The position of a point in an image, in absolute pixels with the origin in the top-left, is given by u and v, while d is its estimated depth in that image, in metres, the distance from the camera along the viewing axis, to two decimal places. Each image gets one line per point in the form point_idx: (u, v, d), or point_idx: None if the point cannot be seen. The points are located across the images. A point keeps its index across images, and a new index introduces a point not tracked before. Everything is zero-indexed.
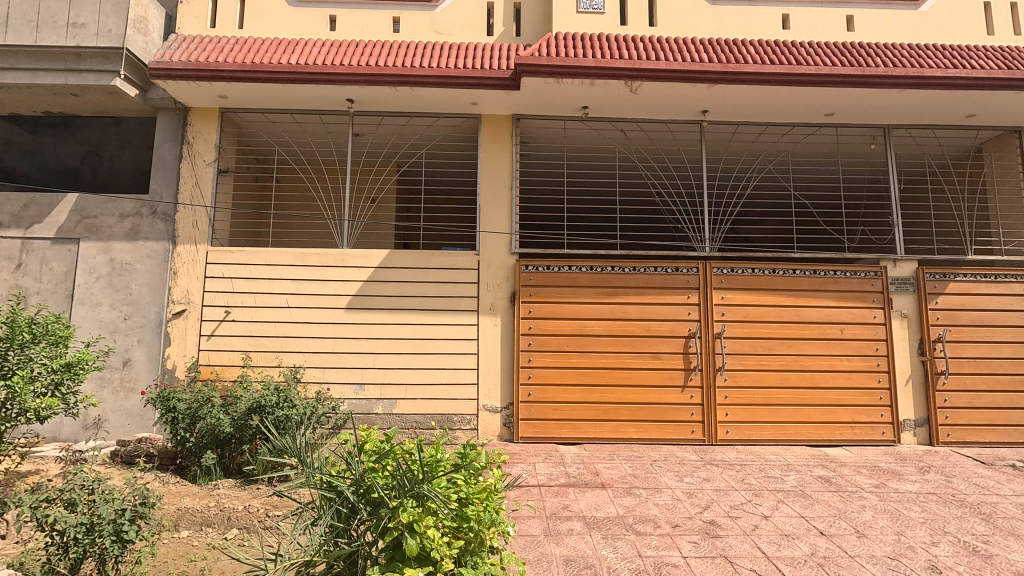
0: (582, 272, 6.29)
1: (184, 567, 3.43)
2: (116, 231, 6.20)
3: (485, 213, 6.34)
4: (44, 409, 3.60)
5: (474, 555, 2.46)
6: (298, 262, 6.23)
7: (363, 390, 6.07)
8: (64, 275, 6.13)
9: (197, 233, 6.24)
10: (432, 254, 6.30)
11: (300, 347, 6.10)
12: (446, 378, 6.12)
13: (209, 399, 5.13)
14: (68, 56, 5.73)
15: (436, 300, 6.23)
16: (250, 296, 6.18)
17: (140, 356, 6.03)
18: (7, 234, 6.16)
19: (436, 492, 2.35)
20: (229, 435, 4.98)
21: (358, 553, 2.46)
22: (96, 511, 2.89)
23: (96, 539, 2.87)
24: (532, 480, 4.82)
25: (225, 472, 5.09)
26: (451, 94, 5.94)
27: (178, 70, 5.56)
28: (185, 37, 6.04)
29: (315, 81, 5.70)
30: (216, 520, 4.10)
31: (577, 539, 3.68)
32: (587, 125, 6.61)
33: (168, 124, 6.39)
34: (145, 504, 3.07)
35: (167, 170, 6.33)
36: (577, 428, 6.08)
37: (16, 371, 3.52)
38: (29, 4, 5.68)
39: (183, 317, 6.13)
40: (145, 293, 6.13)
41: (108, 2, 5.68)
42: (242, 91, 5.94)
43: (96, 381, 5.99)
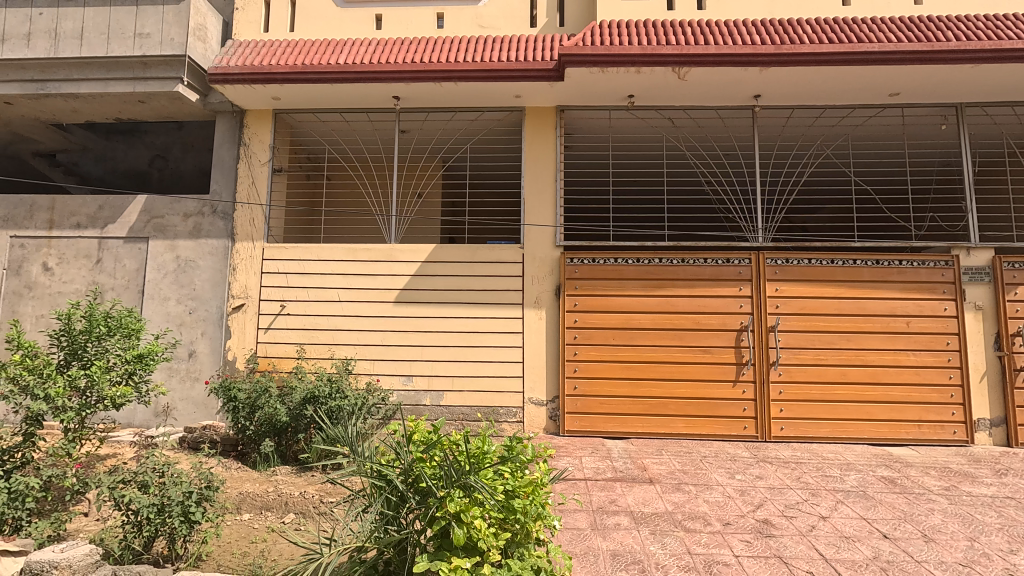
0: (628, 264, 6.19)
1: (246, 548, 3.60)
2: (180, 230, 6.55)
3: (530, 206, 6.32)
4: (118, 397, 3.84)
5: (521, 547, 2.49)
6: (349, 257, 6.41)
7: (411, 381, 6.20)
8: (135, 271, 6.54)
9: (254, 230, 6.51)
10: (477, 248, 6.34)
11: (352, 340, 6.29)
12: (492, 371, 6.16)
13: (266, 389, 5.36)
14: (135, 65, 6.08)
15: (482, 293, 6.27)
16: (304, 291, 6.41)
17: (203, 348, 6.37)
18: (85, 233, 6.62)
19: (482, 483, 2.38)
20: (286, 424, 5.22)
21: (407, 541, 2.52)
22: (166, 493, 3.07)
23: (166, 518, 3.06)
24: (579, 474, 4.80)
25: (282, 459, 5.32)
26: (495, 88, 5.95)
27: (235, 75, 5.81)
28: (241, 43, 6.32)
29: (363, 80, 5.82)
30: (274, 505, 4.29)
31: (625, 534, 3.65)
32: (632, 114, 6.48)
33: (226, 126, 6.69)
34: (210, 488, 3.25)
35: (226, 170, 6.63)
36: (623, 422, 6.00)
37: (95, 361, 3.78)
38: (101, 18, 6.06)
39: (242, 311, 6.41)
40: (207, 288, 6.45)
41: (171, 12, 6.00)
42: (293, 93, 6.15)
43: (164, 372, 6.36)
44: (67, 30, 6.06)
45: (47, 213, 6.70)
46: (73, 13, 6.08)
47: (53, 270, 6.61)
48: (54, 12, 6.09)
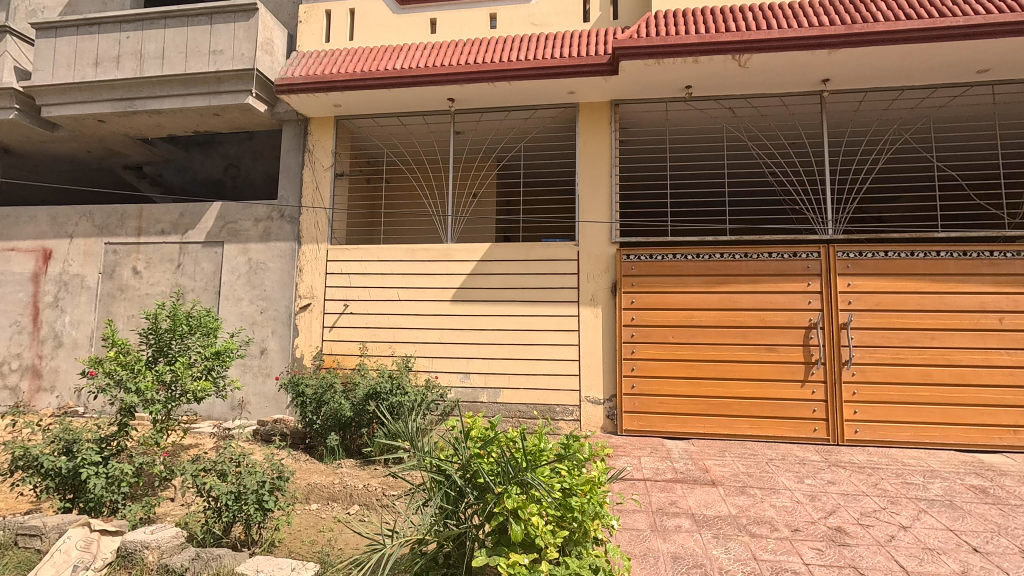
0: (687, 260, 6.03)
1: (314, 537, 3.76)
2: (252, 234, 6.94)
3: (585, 203, 6.27)
4: (199, 391, 4.12)
5: (579, 546, 2.48)
6: (408, 257, 6.59)
7: (469, 378, 6.29)
8: (212, 274, 6.99)
9: (319, 233, 6.80)
10: (532, 246, 6.35)
11: (411, 338, 6.47)
12: (549, 369, 6.16)
13: (332, 385, 5.61)
14: (210, 81, 6.47)
15: (538, 292, 6.27)
16: (365, 291, 6.64)
17: (274, 346, 6.71)
18: (168, 239, 7.14)
19: (539, 480, 2.39)
20: (350, 418, 5.43)
21: (466, 535, 2.56)
22: (242, 481, 3.27)
23: (243, 505, 3.25)
24: (637, 474, 4.72)
25: (347, 452, 5.53)
26: (549, 85, 5.94)
27: (299, 84, 6.12)
28: (305, 54, 6.63)
29: (418, 84, 5.96)
30: (340, 496, 4.48)
31: (686, 536, 3.56)
32: (690, 106, 6.30)
33: (292, 134, 7.02)
34: (281, 478, 3.44)
35: (292, 176, 6.96)
36: (684, 422, 5.85)
37: (178, 358, 4.07)
38: (179, 38, 6.52)
39: (309, 310, 6.71)
40: (277, 289, 6.80)
41: (241, 29, 6.37)
42: (353, 100, 6.38)
43: (239, 368, 6.76)
44: (150, 51, 6.55)
45: (136, 221, 7.26)
46: (155, 35, 6.56)
47: (141, 274, 7.16)
48: (140, 35, 6.61)
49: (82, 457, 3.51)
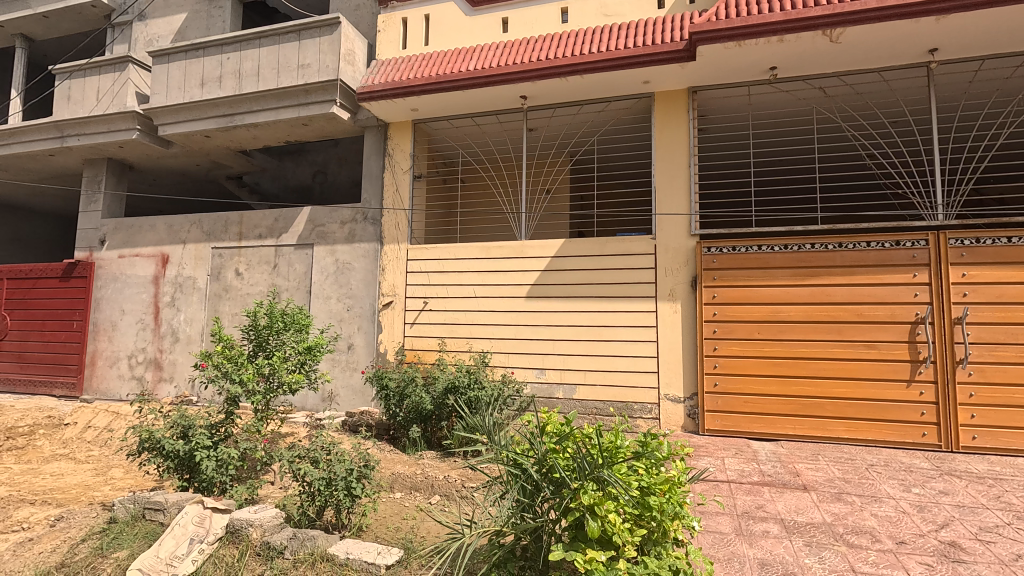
0: (774, 252, 5.70)
1: (399, 524, 3.93)
2: (339, 236, 7.35)
3: (662, 195, 6.09)
4: (294, 383, 4.42)
5: (658, 545, 2.43)
6: (483, 255, 6.71)
7: (545, 374, 6.32)
8: (304, 274, 7.48)
9: (399, 233, 7.08)
10: (607, 241, 6.26)
11: (487, 334, 6.58)
12: (625, 366, 6.05)
13: (413, 379, 5.84)
14: (298, 93, 6.89)
15: (613, 287, 6.18)
16: (443, 289, 6.83)
17: (360, 341, 7.08)
18: (266, 242, 7.71)
19: (616, 477, 2.36)
20: (430, 412, 5.64)
21: (543, 529, 2.59)
22: (333, 469, 3.49)
23: (334, 491, 3.47)
24: (721, 475, 4.53)
25: (428, 444, 5.74)
26: (622, 77, 5.83)
27: (379, 91, 6.44)
28: (384, 62, 6.95)
29: (491, 84, 6.06)
30: (422, 486, 4.66)
31: (774, 542, 3.38)
32: (775, 88, 5.93)
33: (373, 140, 7.35)
34: (367, 466, 3.64)
35: (373, 180, 7.28)
36: (772, 423, 5.54)
37: (275, 353, 4.40)
38: (272, 55, 7.04)
39: (391, 307, 7.01)
40: (361, 287, 7.16)
41: (326, 43, 6.77)
42: (429, 104, 6.59)
43: (329, 362, 7.18)
44: (247, 69, 7.13)
45: (237, 227, 7.91)
46: (252, 55, 7.14)
47: (243, 275, 7.80)
48: (238, 56, 7.20)
49: (197, 441, 3.88)
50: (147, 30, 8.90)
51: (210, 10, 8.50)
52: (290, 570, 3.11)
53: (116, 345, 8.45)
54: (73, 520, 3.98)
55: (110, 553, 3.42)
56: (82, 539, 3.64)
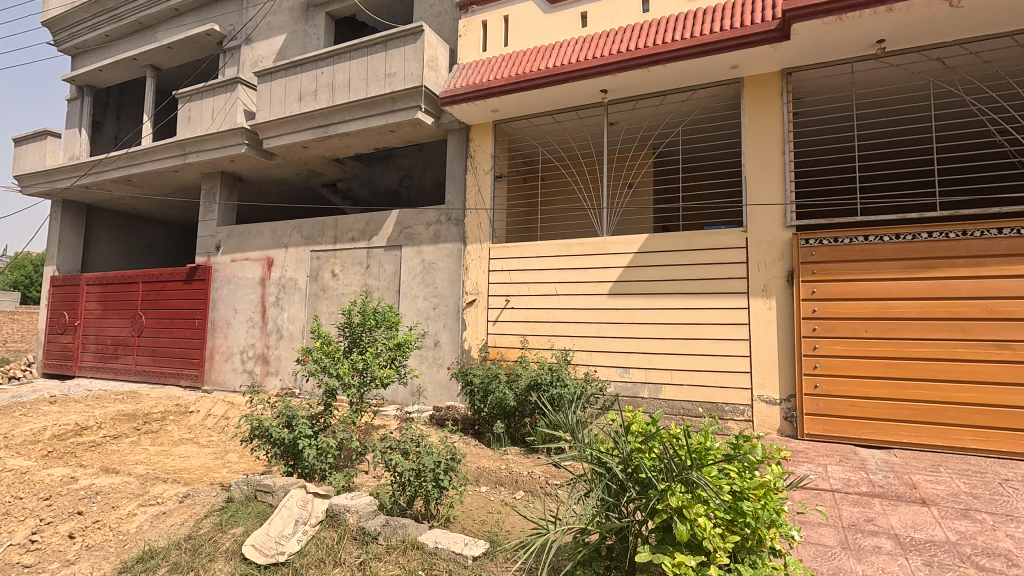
0: (883, 243, 5.21)
1: (485, 517, 4.01)
2: (425, 237, 7.63)
3: (753, 185, 5.77)
4: (385, 377, 4.63)
5: (752, 554, 2.30)
6: (563, 252, 6.69)
7: (629, 372, 6.19)
8: (393, 274, 7.84)
9: (482, 233, 7.22)
10: (693, 236, 6.01)
11: (569, 331, 6.56)
12: (714, 365, 5.78)
13: (497, 375, 5.95)
14: (385, 101, 7.21)
15: (700, 283, 5.93)
16: (525, 286, 6.89)
17: (445, 338, 7.31)
18: (358, 245, 8.16)
19: (706, 480, 2.27)
20: (514, 408, 5.71)
21: (629, 530, 2.55)
22: (421, 460, 3.63)
23: (423, 482, 3.62)
24: (824, 484, 4.21)
25: (512, 440, 5.82)
26: (708, 63, 5.58)
27: (461, 95, 6.63)
28: (466, 66, 7.14)
29: (570, 80, 6.03)
30: (507, 481, 4.73)
31: (886, 560, 3.10)
32: (883, 63, 5.41)
33: (456, 142, 7.54)
34: (454, 460, 3.75)
35: (457, 182, 7.47)
36: (882, 429, 5.07)
37: (368, 348, 4.64)
38: (361, 67, 7.44)
39: (474, 305, 7.17)
40: (446, 286, 7.38)
41: (410, 51, 7.05)
42: (510, 104, 6.68)
43: (417, 358, 7.48)
44: (340, 82, 7.58)
45: (333, 231, 8.43)
46: (343, 68, 7.58)
47: (338, 276, 8.30)
48: (332, 70, 7.68)
49: (300, 430, 4.20)
50: (253, 52, 9.71)
51: (306, 29, 9.12)
52: (384, 555, 3.27)
53: (231, 341, 9.29)
54: (197, 498, 4.43)
55: (228, 529, 3.77)
56: (205, 515, 4.05)
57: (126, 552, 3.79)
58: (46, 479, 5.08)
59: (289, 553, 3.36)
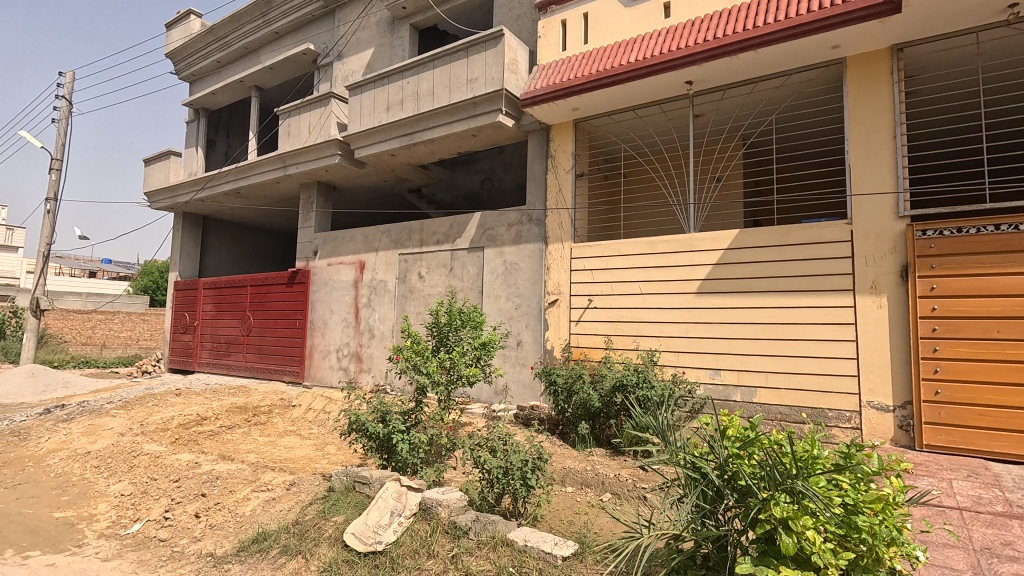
0: (1017, 233, 4.63)
1: (572, 518, 3.99)
2: (507, 238, 7.73)
3: (858, 174, 5.34)
4: (471, 375, 4.71)
5: (868, 574, 2.12)
6: (648, 250, 6.52)
7: (720, 375, 5.93)
8: (476, 275, 8.01)
9: (563, 232, 7.19)
10: (790, 230, 5.65)
11: (655, 332, 6.38)
12: (815, 367, 5.40)
13: (581, 376, 5.90)
14: (467, 106, 7.38)
15: (798, 280, 5.57)
16: (608, 286, 6.79)
17: (528, 338, 7.36)
18: (443, 247, 8.42)
19: (814, 491, 2.12)
20: (598, 409, 5.65)
21: (727, 539, 2.42)
22: (509, 458, 3.68)
23: (511, 479, 3.66)
24: (949, 501, 3.80)
25: (597, 442, 5.76)
26: (805, 45, 5.22)
27: (542, 95, 6.67)
28: (546, 66, 7.16)
29: (654, 73, 5.88)
30: (593, 482, 4.68)
31: None
32: (1016, 30, 4.81)
33: (537, 143, 7.57)
34: (541, 459, 3.77)
35: (538, 182, 7.50)
36: (1018, 442, 4.50)
37: (455, 348, 4.76)
38: (445, 74, 7.67)
39: (557, 305, 7.16)
40: (528, 286, 7.44)
41: (491, 55, 7.17)
42: (591, 102, 6.62)
43: (501, 358, 7.59)
44: (424, 90, 7.86)
45: (419, 234, 8.75)
46: (427, 76, 7.86)
47: (424, 278, 8.61)
48: (416, 79, 7.98)
49: (393, 425, 4.40)
50: (344, 67, 10.29)
51: (392, 41, 9.53)
52: (475, 550, 3.35)
53: (328, 339, 9.91)
54: (302, 486, 4.75)
55: (331, 516, 4.02)
56: (310, 502, 4.34)
57: (244, 532, 4.16)
58: (176, 463, 5.67)
59: (386, 543, 3.52)
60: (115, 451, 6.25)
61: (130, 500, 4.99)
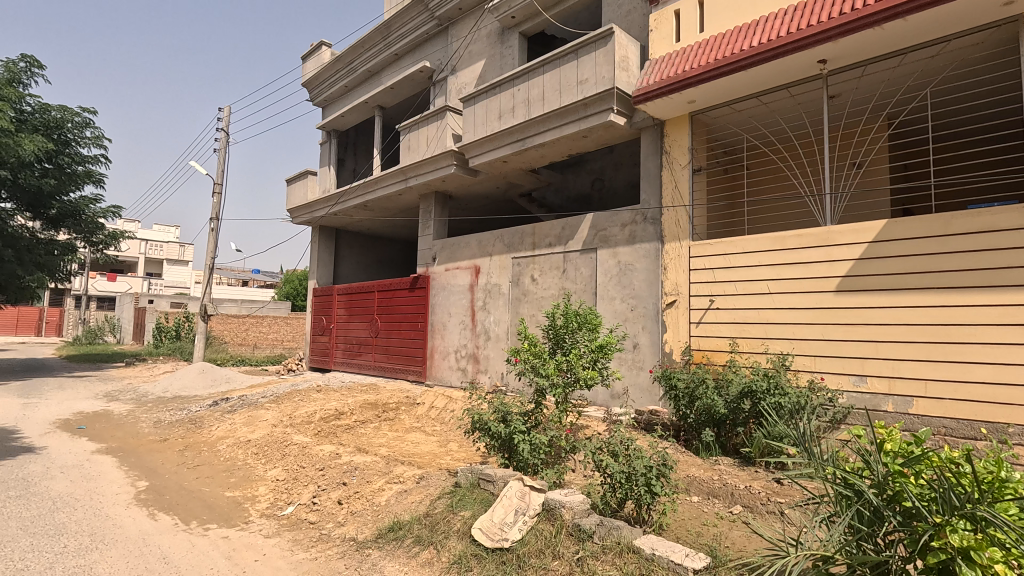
0: None
1: (700, 529, 3.81)
2: (620, 238, 7.59)
3: None
4: (588, 378, 4.66)
5: None
6: (777, 246, 6.06)
7: (866, 382, 5.35)
8: (589, 277, 7.96)
9: (680, 230, 6.91)
10: (951, 217, 4.96)
11: (787, 334, 5.91)
12: (989, 376, 4.67)
13: (704, 380, 5.64)
14: (578, 108, 7.38)
15: (964, 274, 4.86)
16: (731, 285, 6.41)
17: (645, 341, 7.18)
18: (555, 250, 8.47)
19: (1004, 520, 1.83)
20: (724, 416, 5.35)
21: (890, 568, 2.16)
22: (632, 464, 3.61)
23: (634, 485, 3.59)
24: None
25: (724, 450, 5.46)
26: (967, 5, 4.56)
27: (655, 91, 6.48)
28: (658, 60, 6.95)
29: (780, 56, 5.47)
30: (721, 493, 4.44)
31: None
32: None
33: (651, 140, 7.36)
34: (666, 466, 3.64)
35: (652, 180, 7.28)
36: None
37: (572, 350, 4.74)
38: (555, 78, 7.73)
39: (676, 306, 6.90)
40: (644, 287, 7.24)
41: (601, 55, 7.11)
42: (708, 93, 6.31)
43: (617, 360, 7.47)
44: (535, 96, 7.98)
45: (531, 238, 8.88)
46: (537, 82, 7.97)
47: (538, 280, 8.72)
48: (527, 85, 8.13)
49: (514, 425, 4.51)
50: (458, 81, 10.76)
51: (503, 51, 9.79)
52: (600, 555, 3.33)
53: (447, 341, 10.38)
54: (431, 480, 5.02)
55: (458, 511, 4.20)
56: (439, 496, 4.56)
57: (381, 520, 4.48)
58: (320, 453, 6.26)
59: (513, 540, 3.60)
60: (270, 440, 7.05)
61: (284, 485, 5.59)
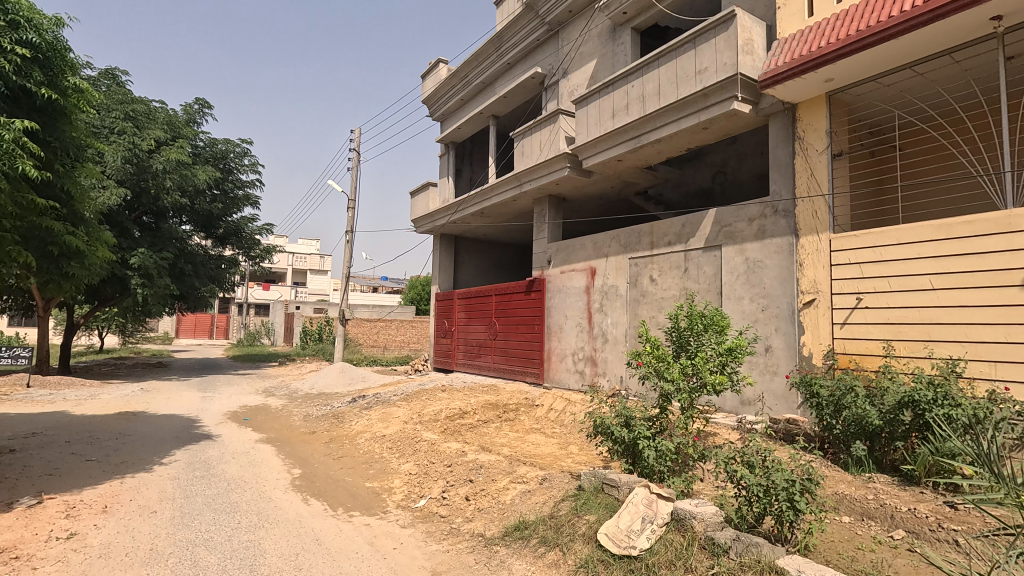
0: None
1: (853, 553, 3.43)
2: (748, 233, 7.11)
3: None
4: (717, 384, 4.37)
5: None
6: (941, 235, 5.29)
7: None
8: (714, 276, 7.54)
9: (818, 222, 6.29)
10: None
11: (957, 336, 5.14)
12: None
13: (852, 388, 5.08)
14: (698, 99, 7.05)
15: None
16: (882, 281, 5.71)
17: (779, 344, 6.64)
18: (676, 248, 8.13)
19: None
20: (879, 428, 4.77)
21: None
22: (771, 477, 3.34)
23: (774, 499, 3.31)
24: None
25: (878, 466, 4.88)
26: None
27: (786, 72, 5.98)
28: (788, 39, 6.41)
29: (938, 18, 4.78)
30: (878, 515, 3.96)
31: None
32: None
33: (781, 126, 6.80)
34: (811, 481, 3.32)
35: (783, 169, 6.72)
36: None
37: (697, 353, 4.50)
38: (671, 71, 7.45)
39: (815, 305, 6.29)
40: (777, 285, 6.70)
41: (722, 40, 6.72)
42: (849, 69, 5.69)
43: (748, 365, 6.98)
44: (650, 91, 7.75)
45: (649, 237, 8.61)
46: (652, 76, 7.73)
47: (657, 281, 8.43)
48: (641, 81, 7.92)
49: (638, 430, 4.39)
50: (569, 83, 10.77)
51: (615, 49, 9.63)
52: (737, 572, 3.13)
53: (564, 344, 10.40)
54: (554, 482, 5.05)
55: (583, 514, 4.18)
56: (563, 498, 4.57)
57: (507, 519, 4.60)
58: (447, 450, 6.57)
59: (641, 549, 3.50)
60: (402, 436, 7.55)
61: (416, 479, 5.94)
